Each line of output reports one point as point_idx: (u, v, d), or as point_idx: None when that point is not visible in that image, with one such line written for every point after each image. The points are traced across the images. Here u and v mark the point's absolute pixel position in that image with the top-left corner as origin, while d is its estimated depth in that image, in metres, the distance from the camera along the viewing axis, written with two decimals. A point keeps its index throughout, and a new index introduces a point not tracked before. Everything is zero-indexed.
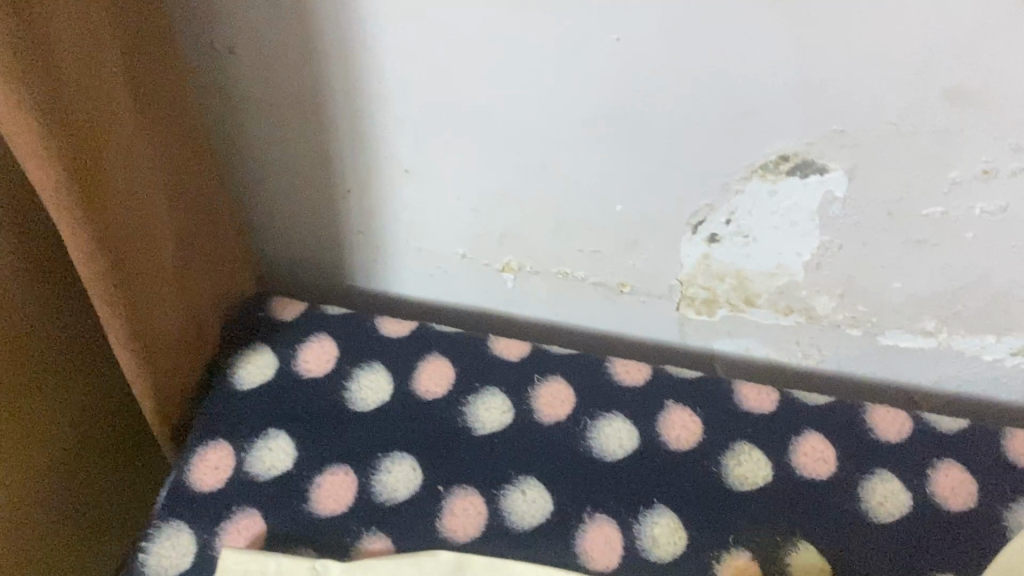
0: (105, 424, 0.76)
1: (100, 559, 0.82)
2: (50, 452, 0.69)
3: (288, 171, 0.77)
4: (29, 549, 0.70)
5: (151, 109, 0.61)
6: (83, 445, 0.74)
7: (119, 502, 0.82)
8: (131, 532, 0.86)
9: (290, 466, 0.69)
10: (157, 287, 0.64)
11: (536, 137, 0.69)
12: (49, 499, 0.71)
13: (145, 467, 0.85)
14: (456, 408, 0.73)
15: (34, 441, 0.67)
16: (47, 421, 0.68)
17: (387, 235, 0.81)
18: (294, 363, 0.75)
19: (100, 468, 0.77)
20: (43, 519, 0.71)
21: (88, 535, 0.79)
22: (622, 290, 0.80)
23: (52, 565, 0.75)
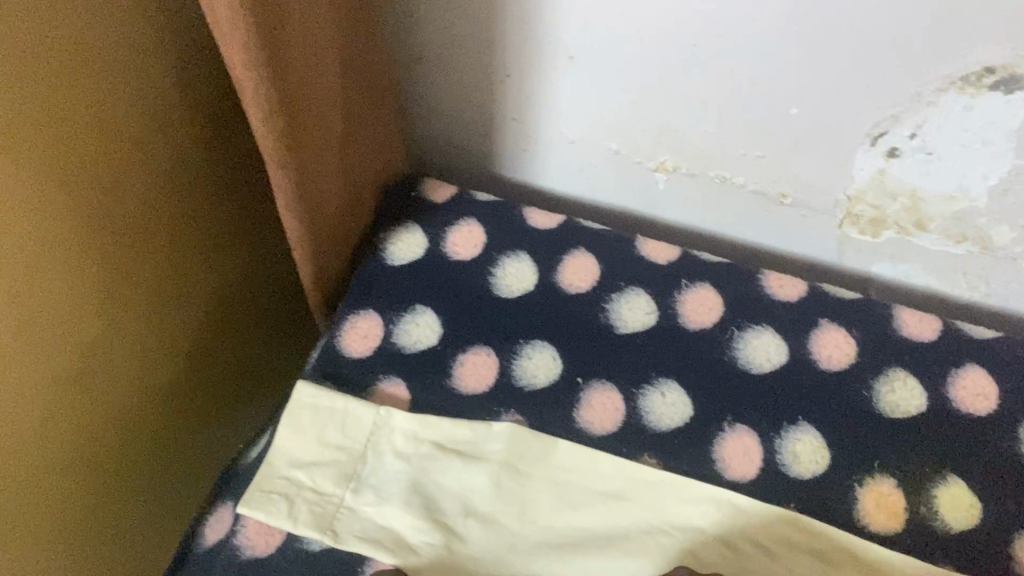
0: (244, 284, 0.81)
1: (249, 408, 0.89)
2: (196, 301, 0.74)
3: (448, 48, 0.76)
4: (186, 391, 0.77)
5: None
6: (231, 297, 0.79)
7: (265, 355, 0.88)
8: (275, 386, 0.92)
9: (435, 342, 0.71)
10: (321, 157, 0.65)
11: (713, 28, 0.66)
12: (202, 345, 0.77)
13: (289, 326, 0.91)
14: (600, 304, 0.72)
15: (190, 284, 0.72)
16: (201, 266, 0.73)
17: (542, 124, 0.80)
18: (443, 244, 0.76)
19: (246, 320, 0.83)
20: (197, 364, 0.77)
21: (238, 383, 0.85)
22: (781, 201, 0.77)
23: (207, 408, 0.81)
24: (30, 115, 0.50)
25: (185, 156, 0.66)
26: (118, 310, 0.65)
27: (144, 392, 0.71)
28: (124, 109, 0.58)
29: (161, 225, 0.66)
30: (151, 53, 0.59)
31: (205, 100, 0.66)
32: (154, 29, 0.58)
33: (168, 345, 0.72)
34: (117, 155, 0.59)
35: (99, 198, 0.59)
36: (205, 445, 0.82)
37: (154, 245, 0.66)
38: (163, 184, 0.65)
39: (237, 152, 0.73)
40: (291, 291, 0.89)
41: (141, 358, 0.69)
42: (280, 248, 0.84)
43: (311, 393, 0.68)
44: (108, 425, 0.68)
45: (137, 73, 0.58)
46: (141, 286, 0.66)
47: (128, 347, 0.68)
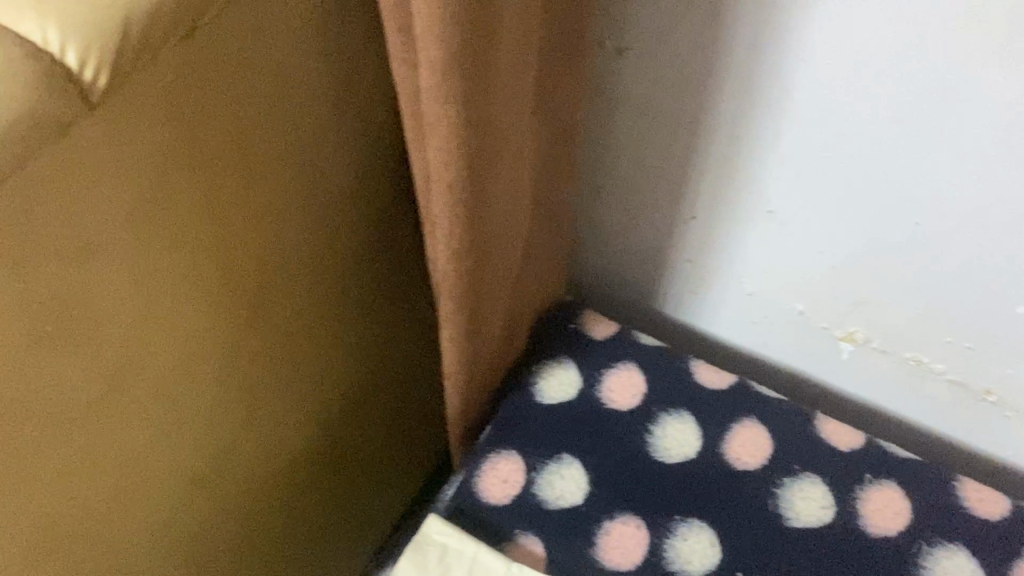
0: (375, 380, 0.79)
1: (349, 508, 0.86)
2: (323, 396, 0.73)
3: (634, 183, 0.71)
4: (290, 483, 0.75)
5: (550, 113, 0.56)
6: (352, 394, 0.77)
7: (374, 453, 0.85)
8: (378, 485, 0.89)
9: (580, 501, 0.65)
10: (495, 289, 0.61)
11: (941, 208, 0.59)
12: (315, 440, 0.75)
13: (399, 424, 0.87)
14: (769, 489, 0.64)
15: (314, 381, 0.70)
16: (329, 362, 0.71)
17: (721, 273, 0.73)
18: (598, 388, 0.69)
19: (367, 414, 0.81)
20: (306, 458, 0.75)
21: (350, 479, 0.83)
22: (985, 397, 0.68)
23: (307, 503, 0.78)
24: (196, 204, 0.50)
25: (339, 253, 0.65)
26: (241, 402, 0.63)
27: (258, 479, 0.70)
28: (289, 206, 0.57)
29: (304, 321, 0.65)
30: (326, 152, 0.58)
31: (364, 199, 0.64)
32: (328, 127, 0.57)
33: (286, 437, 0.71)
34: (266, 252, 0.58)
35: (247, 288, 0.58)
36: (297, 539, 0.80)
37: (292, 340, 0.65)
38: (313, 280, 0.64)
39: (382, 250, 0.71)
40: (411, 391, 0.86)
41: (252, 449, 0.68)
42: (408, 347, 0.81)
43: (440, 531, 0.63)
44: (211, 508, 0.67)
45: (308, 173, 0.57)
46: (271, 378, 0.65)
47: (243, 438, 0.66)
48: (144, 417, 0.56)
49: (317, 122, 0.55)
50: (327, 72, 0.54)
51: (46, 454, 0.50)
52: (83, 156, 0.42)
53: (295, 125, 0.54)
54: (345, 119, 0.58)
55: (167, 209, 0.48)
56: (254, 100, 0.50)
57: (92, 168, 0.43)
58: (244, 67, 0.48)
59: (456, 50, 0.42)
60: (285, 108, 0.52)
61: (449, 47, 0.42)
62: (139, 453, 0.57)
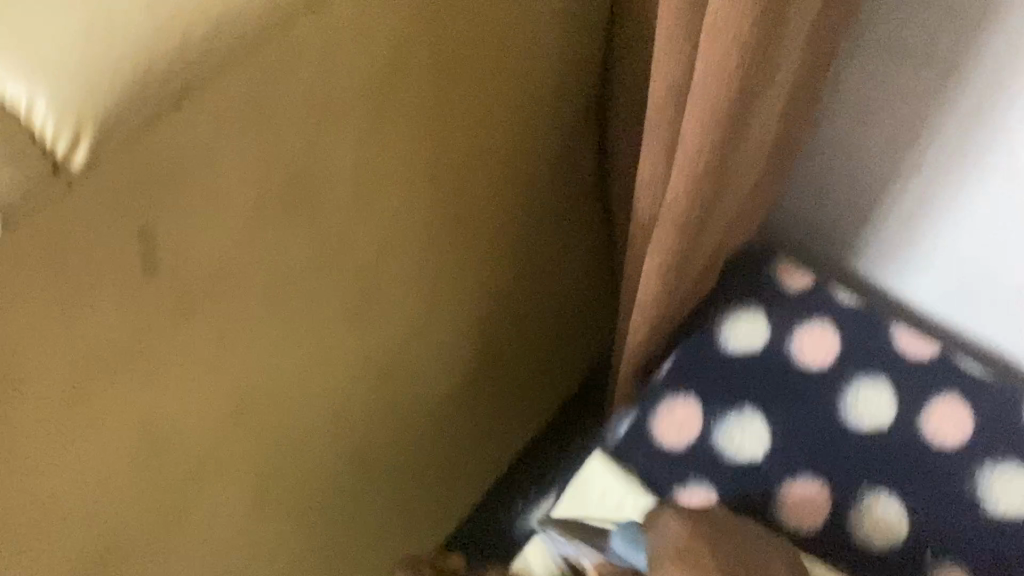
0: (538, 295, 0.77)
1: (497, 421, 0.85)
2: (492, 304, 0.71)
3: (856, 129, 0.66)
4: (450, 385, 0.74)
5: (813, 40, 0.52)
6: (519, 307, 0.75)
7: (524, 369, 0.84)
8: (524, 404, 0.88)
9: (761, 457, 0.62)
10: (715, 219, 0.57)
11: None
12: (477, 347, 0.74)
13: (552, 345, 0.86)
14: (967, 470, 0.60)
15: (490, 286, 0.69)
16: (500, 273, 0.69)
17: (936, 235, 0.68)
18: (788, 342, 0.66)
19: (525, 328, 0.79)
20: (466, 363, 0.74)
21: (500, 391, 0.82)
22: None
23: (461, 409, 0.78)
24: (423, 80, 0.48)
25: (535, 155, 0.63)
26: (422, 297, 0.62)
27: (421, 377, 0.70)
28: (502, 97, 0.55)
29: (493, 223, 0.64)
30: (544, 42, 0.55)
31: (560, 103, 0.62)
32: (542, 20, 0.53)
33: (453, 338, 0.70)
34: (475, 144, 0.56)
35: (450, 181, 0.56)
36: (444, 444, 0.80)
37: (479, 242, 0.64)
38: (508, 181, 0.62)
39: (571, 159, 0.68)
40: (572, 312, 0.84)
41: (422, 347, 0.67)
42: (574, 267, 0.79)
43: (604, 473, 0.61)
44: (374, 404, 0.66)
45: (525, 64, 0.55)
46: (453, 278, 0.64)
47: (417, 337, 0.65)
48: (343, 305, 0.55)
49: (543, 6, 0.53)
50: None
51: (257, 331, 0.50)
52: (337, 24, 0.41)
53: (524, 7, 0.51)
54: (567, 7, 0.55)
55: (396, 85, 0.46)
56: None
57: (344, 38, 0.41)
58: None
59: None
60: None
61: None
62: (333, 342, 0.57)
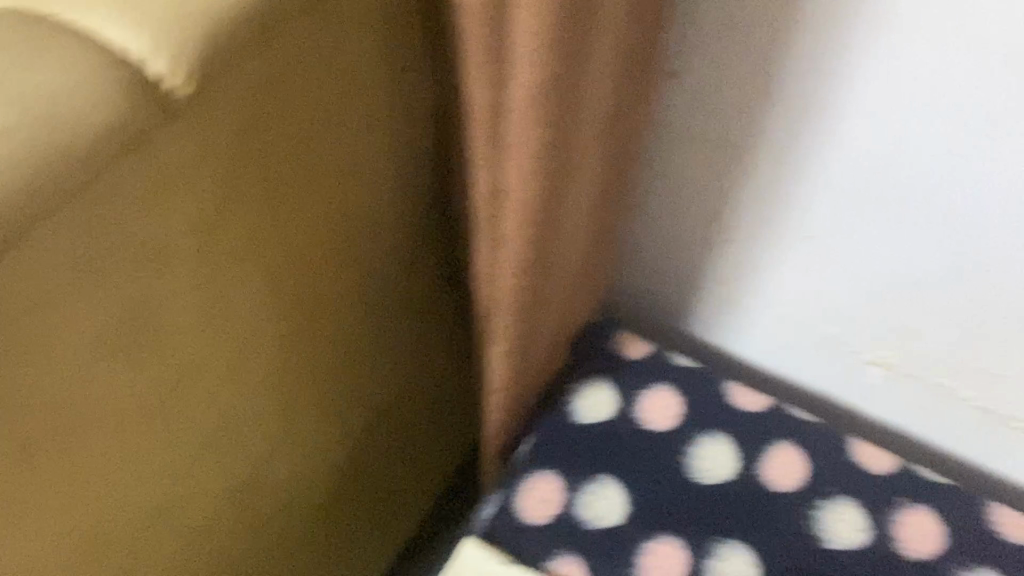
0: (404, 395, 0.78)
1: (375, 524, 0.84)
2: (356, 409, 0.72)
3: (674, 206, 0.72)
4: (320, 495, 0.73)
5: (614, 136, 0.57)
6: (384, 408, 0.76)
7: (399, 467, 0.84)
8: (401, 503, 0.88)
9: (619, 521, 0.65)
10: (548, 302, 0.61)
11: (984, 240, 0.61)
12: (346, 452, 0.74)
13: (424, 441, 0.86)
14: (803, 511, 0.65)
15: (352, 392, 0.70)
16: (361, 378, 0.70)
17: (753, 294, 0.75)
18: (634, 410, 0.70)
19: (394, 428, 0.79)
20: (336, 471, 0.74)
21: (374, 495, 0.82)
22: (1012, 425, 0.69)
23: (335, 518, 0.77)
24: (253, 203, 0.49)
25: (383, 263, 0.65)
26: (280, 412, 0.62)
27: (287, 491, 0.69)
28: (340, 212, 0.57)
29: (346, 332, 0.65)
30: (380, 158, 0.58)
31: (404, 214, 0.64)
32: (373, 139, 0.56)
33: (319, 446, 0.70)
34: (318, 259, 0.57)
35: (295, 296, 0.57)
36: (321, 556, 0.78)
37: (334, 351, 0.65)
38: (357, 291, 0.63)
39: (423, 263, 0.70)
40: (439, 407, 0.85)
41: (285, 459, 0.66)
42: (438, 364, 0.81)
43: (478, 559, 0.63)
44: (240, 522, 0.65)
45: (361, 181, 0.57)
46: (312, 387, 0.64)
47: (278, 450, 0.65)
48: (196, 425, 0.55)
49: (373, 125, 0.56)
50: (377, 81, 0.54)
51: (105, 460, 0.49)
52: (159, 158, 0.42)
53: (352, 128, 0.54)
54: (401, 126, 0.58)
55: (223, 208, 0.47)
56: (309, 107, 0.50)
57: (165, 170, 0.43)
58: (306, 73, 0.48)
59: (537, 61, 0.44)
60: (343, 110, 0.52)
61: (538, 51, 0.43)
62: (189, 463, 0.57)
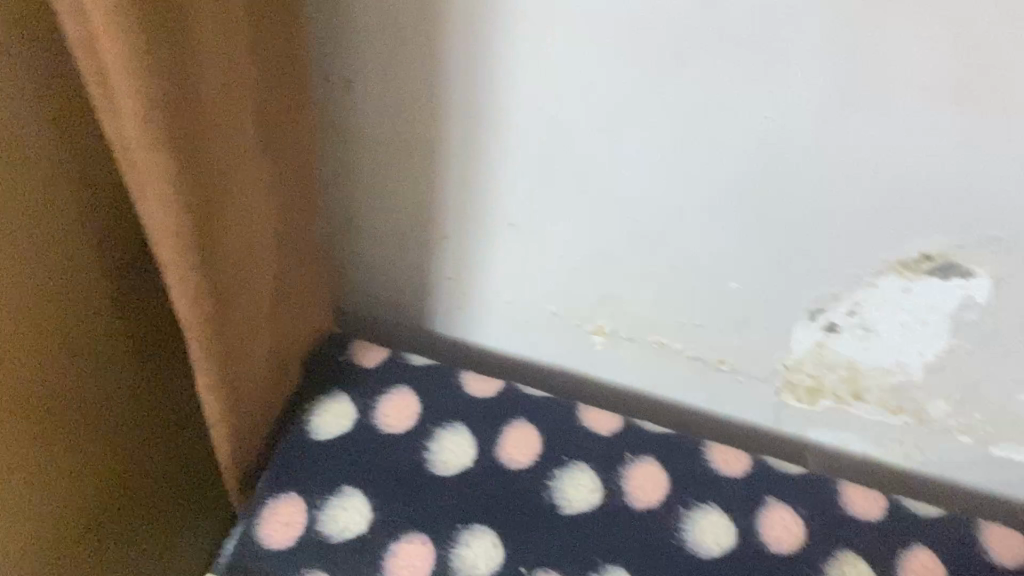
0: (182, 463, 0.71)
1: None
2: (123, 490, 0.65)
3: (383, 211, 0.73)
4: None
5: (272, 146, 0.58)
6: (161, 482, 0.69)
7: (199, 543, 0.77)
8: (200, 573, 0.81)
9: (365, 529, 0.65)
10: (251, 322, 0.61)
11: (656, 205, 0.65)
12: (121, 538, 0.67)
13: (222, 507, 0.80)
14: (541, 483, 0.68)
15: (116, 471, 0.63)
16: (124, 455, 0.64)
17: (477, 285, 0.77)
18: (372, 416, 0.71)
19: (177, 500, 0.73)
20: (113, 558, 0.67)
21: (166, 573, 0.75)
22: (720, 366, 0.76)
23: None
24: None
25: (125, 329, 0.59)
26: (24, 515, 0.55)
27: None
28: (57, 288, 0.50)
29: (92, 413, 0.58)
30: (96, 223, 0.52)
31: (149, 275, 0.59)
32: (87, 203, 0.50)
33: (83, 540, 0.63)
34: (41, 343, 0.51)
35: (16, 389, 0.50)
36: None
37: (80, 436, 0.58)
38: (99, 365, 0.57)
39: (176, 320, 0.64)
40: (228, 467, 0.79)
41: (41, 562, 0.59)
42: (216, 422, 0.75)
43: None
44: None
45: (76, 251, 0.51)
46: (59, 483, 0.58)
47: (33, 553, 0.58)
48: None
49: (81, 189, 0.49)
50: (80, 140, 0.48)
51: None
52: None
53: (57, 197, 0.48)
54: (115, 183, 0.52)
55: None
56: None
57: None
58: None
59: (147, 98, 0.42)
60: (40, 179, 0.46)
61: (144, 89, 0.42)
62: None
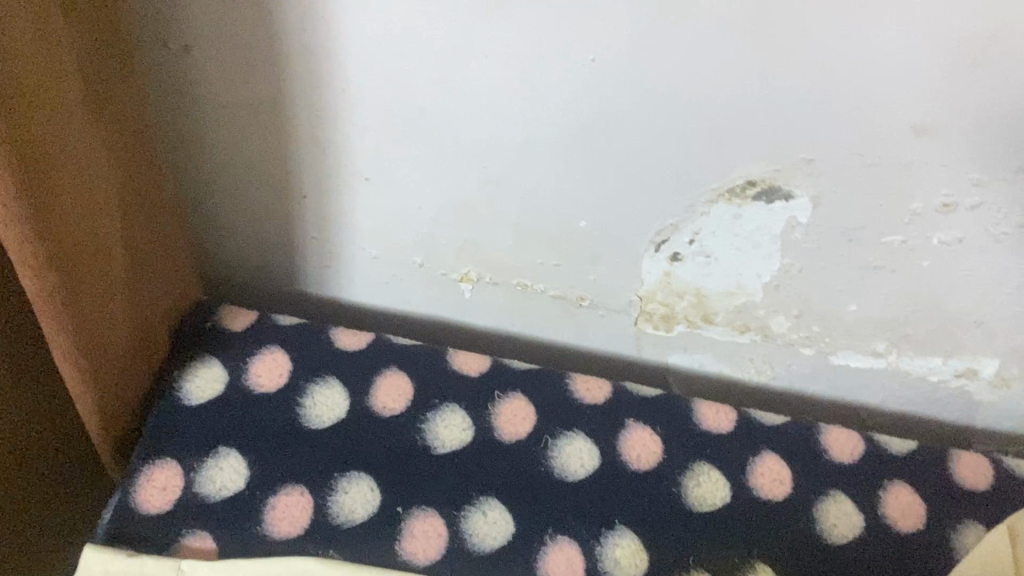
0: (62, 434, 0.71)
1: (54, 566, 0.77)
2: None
3: (238, 174, 0.74)
4: None
5: (104, 113, 0.59)
6: (39, 454, 0.69)
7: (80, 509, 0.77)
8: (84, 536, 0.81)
9: (241, 487, 0.67)
10: (106, 290, 0.61)
11: (500, 151, 0.68)
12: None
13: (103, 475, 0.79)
14: (414, 426, 0.71)
15: None
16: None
17: (341, 241, 0.79)
18: (244, 377, 0.72)
19: (58, 471, 0.72)
20: None
21: (45, 540, 0.74)
22: (581, 303, 0.79)
23: None
24: None
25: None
26: None
27: None
28: None
29: None
30: None
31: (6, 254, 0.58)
32: None
33: None
34: None
35: None
36: None
37: None
38: None
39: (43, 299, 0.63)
40: None
41: None
42: None
43: (99, 559, 0.62)
44: None
45: None
46: None
47: None
48: None
49: None
50: None
51: None
52: None
53: None
54: None
55: None
56: None
57: None
58: None
59: None
60: None
61: None
62: None
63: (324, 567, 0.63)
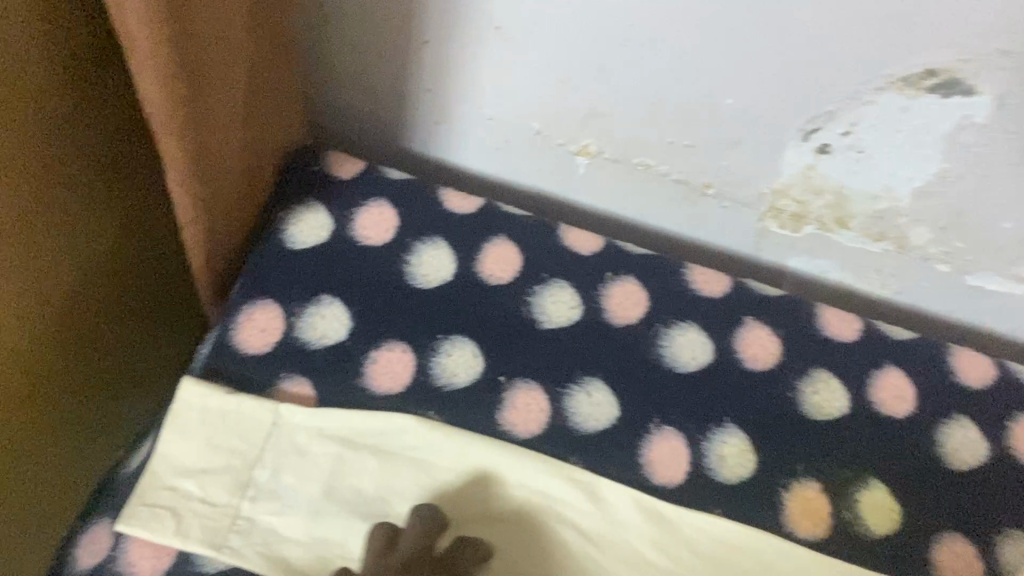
0: (146, 260, 0.68)
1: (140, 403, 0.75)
2: (89, 284, 0.61)
3: (358, 9, 0.68)
4: (63, 384, 0.63)
5: None
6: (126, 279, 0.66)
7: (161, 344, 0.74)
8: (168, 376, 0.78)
9: (343, 338, 0.64)
10: (223, 120, 0.57)
11: (654, 11, 0.61)
12: (88, 334, 0.64)
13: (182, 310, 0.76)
14: (522, 298, 0.68)
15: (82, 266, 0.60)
16: (91, 251, 0.60)
17: (459, 98, 0.74)
18: (350, 227, 0.69)
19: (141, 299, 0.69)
20: (81, 355, 0.64)
21: (132, 374, 0.72)
22: (705, 191, 0.74)
23: (87, 404, 0.67)
24: None
25: (91, 120, 0.54)
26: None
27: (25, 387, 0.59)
28: (23, 70, 0.46)
29: (63, 206, 0.55)
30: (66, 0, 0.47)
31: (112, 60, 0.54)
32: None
33: (51, 335, 0.59)
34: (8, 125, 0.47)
35: None
36: (77, 447, 0.68)
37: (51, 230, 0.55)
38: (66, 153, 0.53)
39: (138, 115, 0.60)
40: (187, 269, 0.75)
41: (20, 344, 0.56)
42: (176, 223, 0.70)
43: (196, 394, 0.61)
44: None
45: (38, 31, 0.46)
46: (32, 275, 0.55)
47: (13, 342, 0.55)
48: None
49: None
50: None
51: None
52: None
53: None
54: None
55: None
56: None
57: None
58: None
59: None
60: None
61: None
62: None
63: (422, 427, 0.61)
